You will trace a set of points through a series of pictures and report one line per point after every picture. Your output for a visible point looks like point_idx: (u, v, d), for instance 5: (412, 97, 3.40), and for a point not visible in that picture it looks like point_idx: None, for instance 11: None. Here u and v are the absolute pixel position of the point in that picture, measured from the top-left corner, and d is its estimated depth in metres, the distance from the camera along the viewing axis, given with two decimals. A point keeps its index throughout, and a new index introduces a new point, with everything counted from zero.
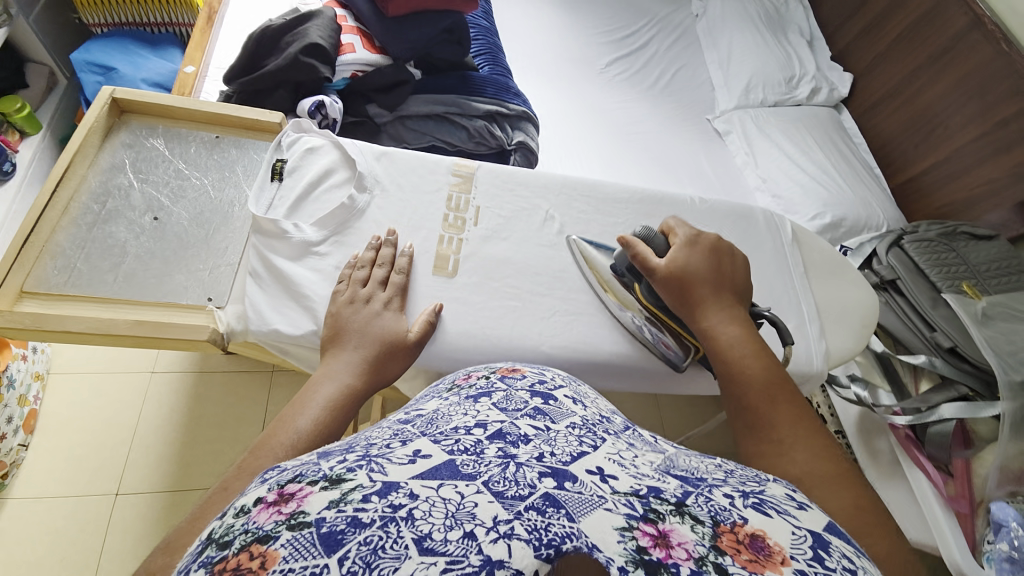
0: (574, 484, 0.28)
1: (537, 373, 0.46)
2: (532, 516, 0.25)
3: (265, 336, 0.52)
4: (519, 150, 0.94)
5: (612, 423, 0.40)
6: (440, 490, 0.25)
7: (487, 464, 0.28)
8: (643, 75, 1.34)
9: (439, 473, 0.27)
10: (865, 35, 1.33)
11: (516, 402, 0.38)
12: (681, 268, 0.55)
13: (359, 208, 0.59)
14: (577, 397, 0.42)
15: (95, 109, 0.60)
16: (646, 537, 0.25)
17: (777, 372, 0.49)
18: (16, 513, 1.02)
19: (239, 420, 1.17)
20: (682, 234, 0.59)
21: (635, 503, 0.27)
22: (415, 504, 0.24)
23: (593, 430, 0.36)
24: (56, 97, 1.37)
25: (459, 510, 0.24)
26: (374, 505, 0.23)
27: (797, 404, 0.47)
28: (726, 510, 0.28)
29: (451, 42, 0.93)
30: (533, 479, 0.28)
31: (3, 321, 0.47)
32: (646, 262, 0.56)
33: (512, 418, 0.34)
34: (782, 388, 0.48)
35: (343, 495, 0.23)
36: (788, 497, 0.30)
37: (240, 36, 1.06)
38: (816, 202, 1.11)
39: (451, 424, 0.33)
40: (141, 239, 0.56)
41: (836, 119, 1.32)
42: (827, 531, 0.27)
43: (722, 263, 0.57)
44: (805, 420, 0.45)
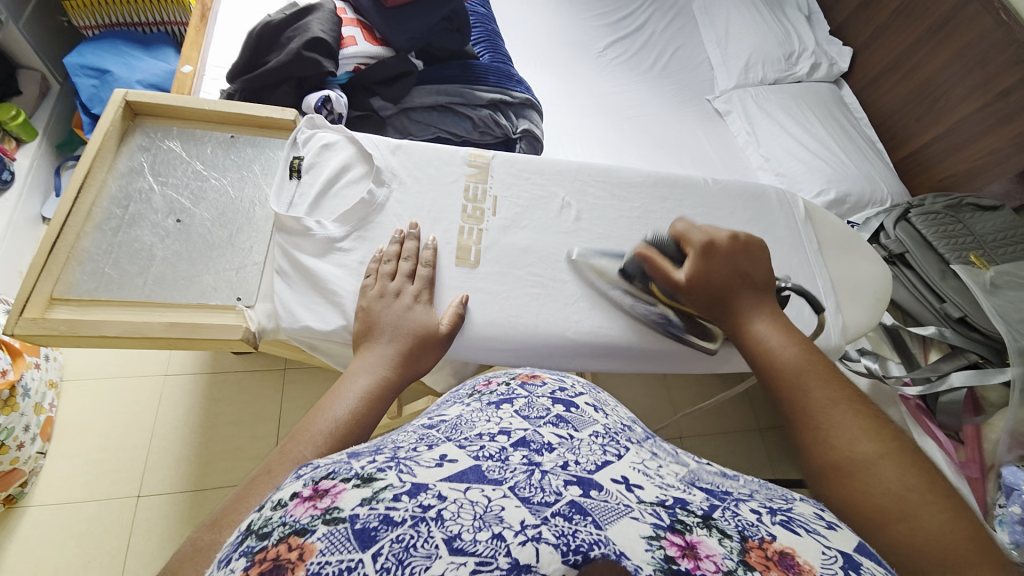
0: (599, 492, 0.29)
1: (557, 379, 0.45)
2: (560, 522, 0.25)
3: (297, 333, 0.53)
4: (525, 138, 0.94)
5: (634, 431, 0.41)
6: (467, 493, 0.26)
7: (513, 470, 0.29)
8: (641, 58, 1.33)
9: (466, 477, 0.27)
10: (863, 8, 1.33)
11: (538, 408, 0.38)
12: (702, 278, 0.56)
13: (379, 202, 0.60)
14: (598, 405, 0.42)
15: (109, 113, 0.60)
16: (673, 546, 0.26)
17: (809, 356, 0.50)
18: (41, 519, 1.03)
19: (255, 418, 1.17)
20: (696, 242, 0.58)
21: (660, 514, 0.28)
22: (444, 506, 0.25)
23: (616, 439, 0.36)
24: (50, 102, 1.35)
25: (487, 513, 0.25)
26: (405, 504, 0.24)
27: (834, 383, 0.47)
28: (753, 526, 0.29)
29: (451, 30, 0.92)
30: (559, 486, 0.28)
31: (39, 328, 0.48)
32: (669, 277, 0.57)
33: (535, 426, 0.35)
34: (816, 371, 0.48)
35: (375, 493, 0.24)
36: (817, 516, 0.31)
37: (236, 32, 1.04)
38: (820, 179, 1.11)
39: (475, 429, 0.34)
40: (167, 242, 0.56)
41: (836, 95, 1.32)
42: (857, 551, 0.28)
43: (741, 261, 0.57)
44: (840, 398, 0.45)
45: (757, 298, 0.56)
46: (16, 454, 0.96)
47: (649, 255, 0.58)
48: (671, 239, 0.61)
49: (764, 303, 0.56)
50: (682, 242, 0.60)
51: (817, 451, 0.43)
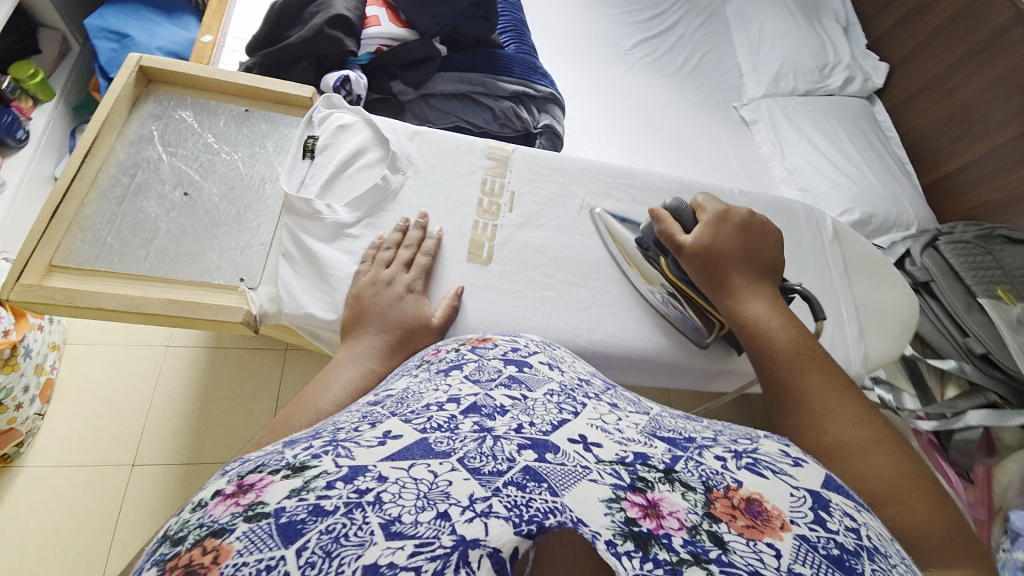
0: (556, 455, 0.27)
1: (509, 341, 0.46)
2: (513, 492, 0.24)
3: (299, 320, 0.51)
4: (545, 133, 0.91)
5: (592, 385, 0.41)
6: (411, 470, 0.24)
7: (462, 439, 0.27)
8: (669, 59, 1.30)
9: (411, 452, 0.25)
10: (903, 23, 1.29)
11: (489, 371, 0.37)
12: (706, 248, 0.53)
13: (393, 189, 0.58)
14: (552, 363, 0.43)
15: (122, 78, 0.58)
16: (635, 507, 0.24)
17: (808, 344, 0.47)
18: (33, 481, 1.03)
19: (253, 397, 1.16)
20: (712, 210, 0.55)
21: (621, 472, 0.27)
22: (384, 488, 0.23)
23: (573, 397, 0.35)
24: (70, 62, 1.34)
25: (432, 490, 0.23)
26: (339, 491, 0.22)
27: (829, 371, 0.45)
28: (717, 474, 0.28)
29: (478, 17, 0.88)
30: (512, 452, 0.27)
31: (35, 296, 0.46)
32: (672, 240, 0.56)
33: (487, 391, 0.34)
34: (813, 358, 0.45)
35: (305, 483, 0.22)
36: (782, 454, 0.31)
37: (259, 4, 1.02)
38: (845, 198, 1.08)
39: (422, 401, 0.33)
40: (172, 215, 0.54)
41: (868, 111, 1.29)
42: (825, 488, 0.28)
43: (751, 241, 0.54)
44: (838, 389, 0.43)
45: (758, 278, 0.52)
46: (13, 414, 0.96)
47: (661, 217, 0.57)
48: (688, 206, 0.58)
49: (765, 286, 0.52)
50: (698, 210, 0.57)
51: (806, 434, 0.40)
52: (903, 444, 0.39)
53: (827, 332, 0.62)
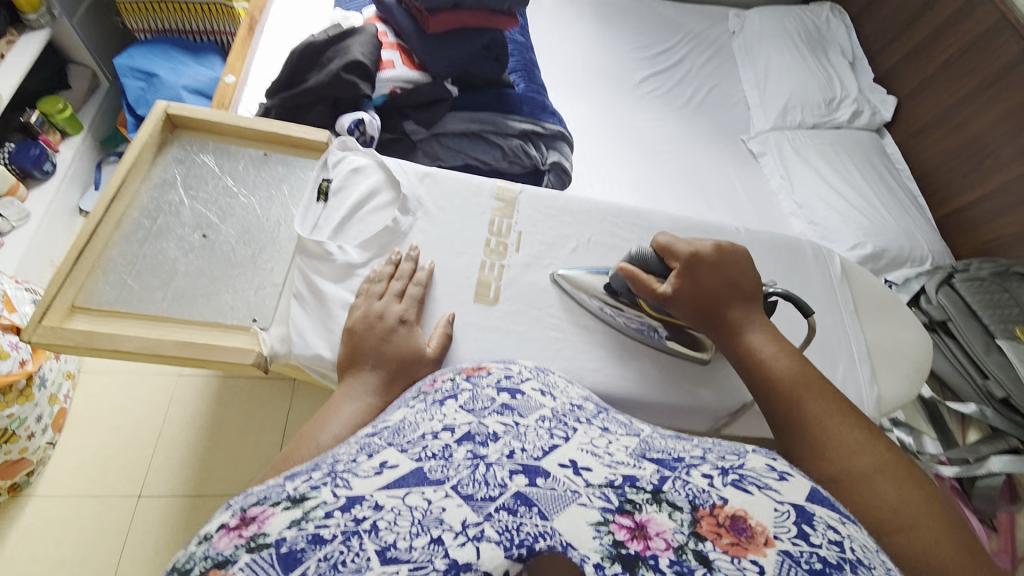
0: (546, 480, 0.30)
1: (502, 368, 0.48)
2: (503, 516, 0.27)
3: (308, 361, 0.52)
4: (553, 170, 0.94)
5: (583, 410, 0.43)
6: (405, 498, 0.28)
7: (456, 467, 0.30)
8: (676, 93, 1.32)
9: (405, 482, 0.29)
10: (909, 59, 1.30)
11: (483, 399, 0.40)
12: (693, 292, 0.54)
13: (402, 230, 0.59)
14: (545, 389, 0.45)
15: (149, 125, 0.61)
16: (622, 529, 0.26)
17: (801, 367, 0.50)
18: (41, 509, 1.04)
19: (260, 427, 1.16)
20: (682, 256, 0.55)
21: (610, 496, 0.29)
22: (378, 516, 0.27)
23: (564, 422, 0.38)
24: (98, 97, 1.40)
25: (426, 517, 0.27)
26: (336, 520, 0.26)
27: (827, 395, 0.47)
28: (704, 492, 0.30)
29: (488, 58, 0.92)
30: (504, 478, 0.29)
31: (56, 338, 0.48)
32: (654, 293, 0.55)
33: (480, 418, 0.37)
34: (811, 384, 0.48)
35: (304, 514, 0.26)
36: (768, 469, 0.33)
37: (280, 45, 1.07)
38: (856, 232, 1.08)
39: (418, 431, 0.36)
40: (191, 257, 0.56)
41: (878, 144, 1.29)
42: (809, 501, 0.30)
43: (732, 272, 0.55)
44: (838, 415, 0.45)
45: (748, 306, 0.54)
46: (26, 443, 0.97)
47: (634, 276, 0.56)
48: (653, 252, 0.58)
49: (754, 315, 0.54)
50: (666, 255, 0.57)
51: (815, 464, 0.43)
52: (905, 464, 0.41)
53: (839, 374, 0.62)
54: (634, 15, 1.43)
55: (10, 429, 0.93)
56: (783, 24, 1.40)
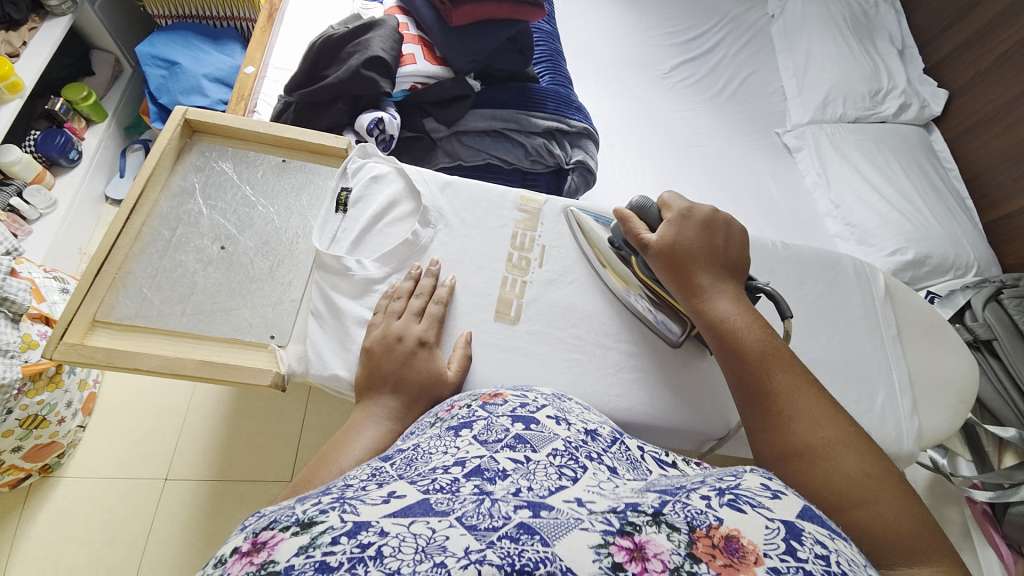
0: (550, 512, 0.27)
1: (519, 396, 0.45)
2: (506, 544, 0.24)
3: (325, 380, 0.52)
4: (577, 169, 0.90)
5: (597, 440, 0.40)
6: (411, 527, 0.25)
7: (461, 500, 0.27)
8: (708, 83, 1.26)
9: (411, 511, 0.26)
10: (965, 49, 1.21)
11: (497, 431, 0.37)
12: (673, 246, 0.52)
13: (422, 244, 0.58)
14: (560, 416, 0.42)
15: (168, 131, 0.60)
16: (621, 551, 0.25)
17: (772, 339, 0.48)
18: (71, 490, 1.07)
19: (279, 418, 1.18)
20: (676, 208, 0.54)
21: (612, 518, 0.27)
22: (385, 542, 0.23)
23: (575, 457, 0.36)
24: (121, 84, 1.41)
25: (430, 544, 0.23)
26: (344, 547, 0.23)
27: (793, 367, 0.46)
28: (702, 513, 0.28)
29: (513, 51, 0.89)
30: (508, 510, 0.26)
31: (79, 355, 0.48)
32: (639, 240, 0.55)
33: (492, 453, 0.34)
34: (779, 355, 0.47)
35: (312, 539, 0.23)
36: (762, 487, 0.31)
37: (300, 35, 1.05)
38: (897, 237, 1.02)
39: (429, 465, 0.33)
40: (209, 270, 0.55)
41: (924, 141, 1.22)
42: (800, 518, 0.29)
43: (715, 239, 0.53)
44: (805, 388, 0.45)
45: (725, 274, 0.52)
46: (55, 428, 1.00)
47: (626, 217, 0.56)
48: (655, 204, 0.56)
49: (728, 284, 0.52)
50: (663, 208, 0.56)
51: (776, 436, 0.43)
52: (869, 441, 0.42)
53: (877, 404, 0.59)
54: None
55: (41, 416, 0.95)
56: (827, 8, 1.32)
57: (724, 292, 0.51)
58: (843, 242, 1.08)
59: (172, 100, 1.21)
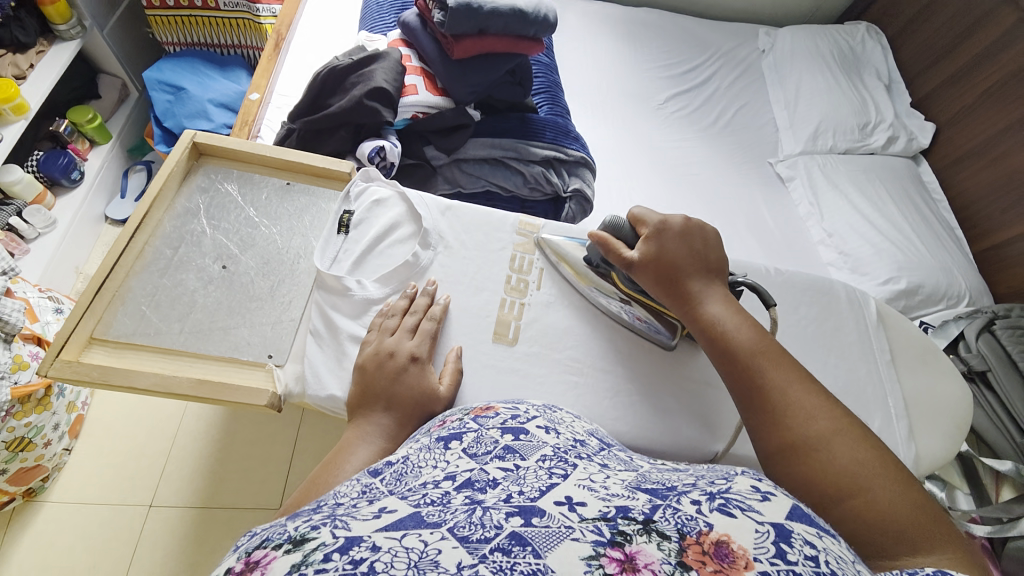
0: (541, 519, 0.27)
1: (510, 408, 0.45)
2: (498, 557, 0.24)
3: (321, 401, 0.51)
4: (574, 198, 0.92)
5: (586, 446, 0.41)
6: (403, 540, 0.24)
7: (452, 511, 0.27)
8: (702, 114, 1.30)
9: (404, 524, 0.26)
10: (949, 85, 1.26)
11: (487, 443, 0.38)
12: (657, 259, 0.54)
13: (422, 265, 0.59)
14: (551, 426, 0.42)
15: (176, 153, 0.61)
16: (612, 563, 0.24)
17: (761, 336, 0.49)
18: (52, 516, 1.04)
19: (271, 443, 1.15)
20: (652, 223, 0.56)
21: (602, 528, 0.27)
22: (377, 557, 0.23)
23: (565, 459, 0.36)
24: (127, 107, 1.43)
25: (422, 559, 0.23)
26: (335, 562, 0.22)
27: (784, 363, 0.48)
28: (692, 519, 0.28)
29: (512, 83, 0.92)
30: (500, 519, 0.27)
31: (73, 373, 0.48)
32: (621, 258, 0.56)
33: (482, 465, 0.34)
34: (770, 353, 0.48)
35: (304, 557, 0.23)
36: (752, 490, 0.31)
37: (306, 63, 1.08)
38: (890, 266, 1.04)
39: (420, 479, 0.33)
40: (209, 289, 0.56)
41: (914, 173, 1.26)
42: (790, 518, 0.28)
43: (694, 245, 0.55)
44: (797, 382, 0.46)
45: (709, 278, 0.54)
46: (41, 451, 0.98)
47: (603, 240, 0.56)
48: (627, 221, 0.57)
49: (714, 287, 0.53)
50: (637, 223, 0.57)
51: (773, 432, 0.45)
52: (859, 427, 0.44)
53: (874, 430, 0.60)
54: (662, 33, 1.42)
55: (27, 438, 0.93)
56: (815, 45, 1.38)
57: (709, 296, 0.52)
58: (836, 270, 1.10)
59: (177, 124, 1.23)
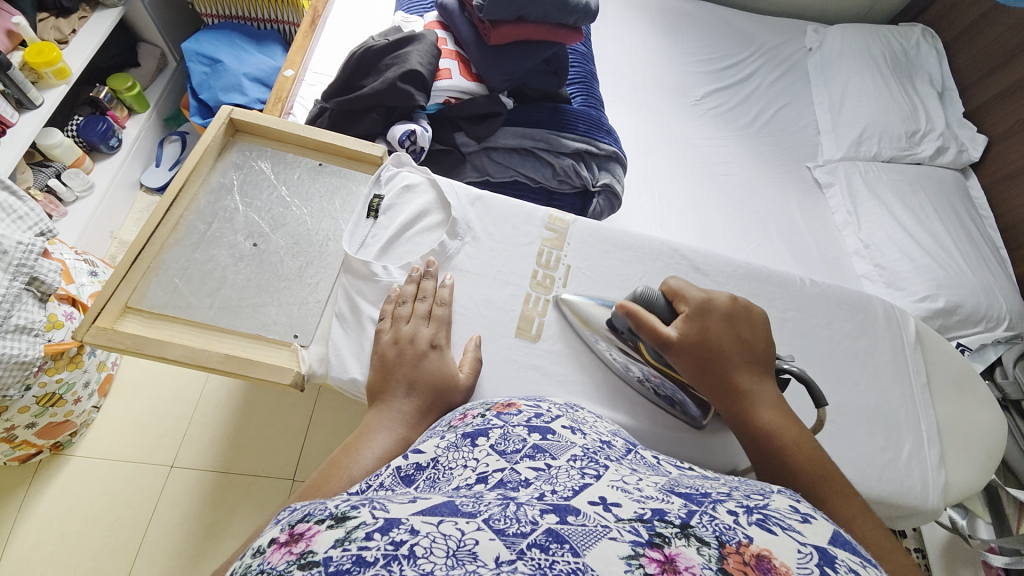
0: (576, 518, 0.27)
1: (532, 406, 0.45)
2: (535, 554, 0.24)
3: (343, 384, 0.52)
4: (603, 193, 0.91)
5: (613, 448, 0.41)
6: (440, 526, 0.25)
7: (487, 504, 0.28)
8: (739, 112, 1.26)
9: (438, 511, 0.26)
10: (1006, 97, 1.20)
11: (514, 440, 0.38)
12: (701, 342, 0.50)
13: (449, 254, 0.59)
14: (576, 426, 0.42)
15: (213, 128, 0.62)
16: (653, 563, 0.24)
17: (813, 451, 0.46)
18: (78, 469, 1.09)
19: (287, 415, 1.18)
20: (692, 300, 0.52)
21: (640, 529, 0.26)
22: (416, 541, 0.23)
23: (594, 460, 0.36)
24: (165, 77, 1.45)
25: (460, 549, 0.23)
26: (378, 543, 0.23)
27: (839, 486, 0.44)
28: (730, 529, 0.28)
29: (547, 72, 0.91)
30: (535, 515, 0.27)
31: (107, 339, 0.49)
32: (657, 334, 0.51)
33: (512, 464, 0.35)
34: (825, 473, 0.45)
35: (347, 533, 0.24)
36: (791, 510, 0.31)
37: (341, 41, 1.08)
38: (929, 282, 1.00)
39: (452, 484, 0.34)
40: (240, 266, 0.56)
41: (961, 187, 1.20)
42: (832, 543, 0.28)
43: (741, 332, 0.51)
44: (858, 513, 0.43)
45: (759, 372, 0.50)
46: (70, 407, 1.02)
47: (634, 312, 0.51)
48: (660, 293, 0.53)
49: (762, 385, 0.49)
50: (674, 298, 0.53)
51: None
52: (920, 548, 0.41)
53: (903, 455, 0.58)
54: (703, 25, 1.37)
55: (58, 394, 0.97)
56: (866, 45, 1.32)
57: (762, 398, 0.48)
58: (870, 283, 1.06)
59: (212, 96, 1.24)
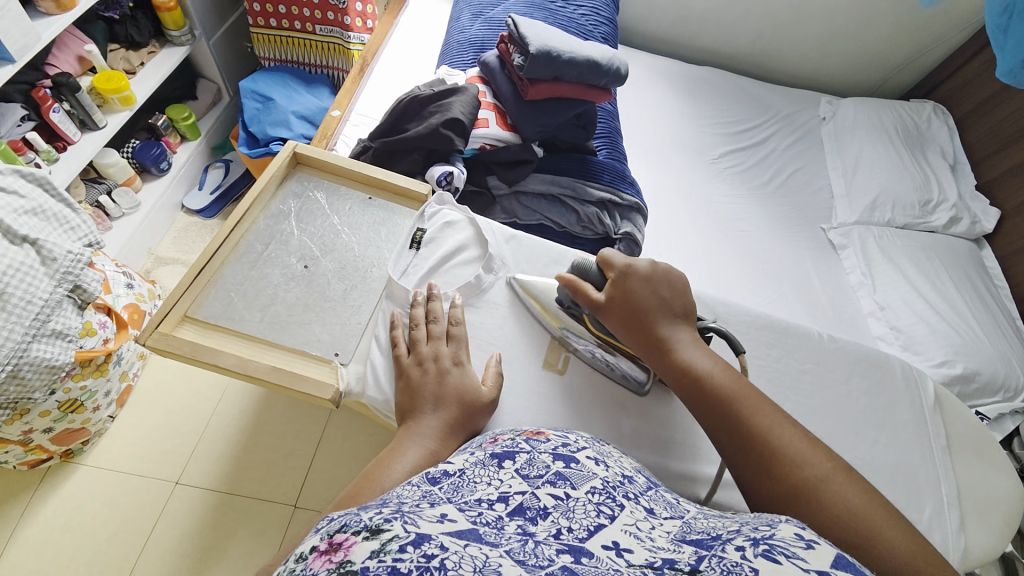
0: (590, 560, 0.29)
1: (561, 436, 0.47)
2: None
3: (377, 402, 0.54)
4: (624, 240, 0.95)
5: (633, 484, 0.42)
6: (466, 548, 0.27)
7: (508, 538, 0.29)
8: (755, 173, 1.32)
9: (465, 535, 0.28)
10: (1016, 173, 1.24)
11: (538, 466, 0.40)
12: (625, 303, 0.56)
13: (483, 287, 0.62)
14: (600, 458, 0.44)
15: (278, 160, 0.68)
16: None
17: (736, 377, 0.51)
18: (83, 479, 1.10)
19: (297, 439, 1.19)
20: (617, 266, 0.58)
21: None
22: (446, 556, 0.25)
23: (612, 496, 0.37)
24: (218, 110, 1.56)
25: (485, 566, 0.25)
26: (411, 555, 0.24)
27: (761, 404, 0.49)
28: (738, 565, 0.28)
29: (577, 126, 0.97)
30: (551, 554, 0.29)
31: (167, 345, 0.53)
32: (590, 301, 0.57)
33: (533, 489, 0.36)
34: (748, 395, 0.49)
35: (383, 546, 0.25)
36: (796, 537, 0.31)
37: (386, 87, 1.17)
38: (944, 348, 1.01)
39: (474, 494, 0.36)
40: (291, 285, 0.61)
41: (975, 256, 1.23)
42: (835, 566, 0.28)
43: (659, 288, 0.56)
44: (777, 421, 0.47)
45: (677, 322, 0.55)
46: (88, 415, 1.04)
47: (573, 284, 0.58)
48: (593, 264, 0.60)
49: (684, 333, 0.54)
50: (605, 267, 0.59)
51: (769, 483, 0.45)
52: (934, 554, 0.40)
53: (923, 516, 0.58)
54: (722, 92, 1.46)
55: (79, 401, 1.00)
56: (879, 117, 1.39)
57: (684, 343, 0.54)
58: (886, 344, 1.08)
59: (261, 129, 1.34)
